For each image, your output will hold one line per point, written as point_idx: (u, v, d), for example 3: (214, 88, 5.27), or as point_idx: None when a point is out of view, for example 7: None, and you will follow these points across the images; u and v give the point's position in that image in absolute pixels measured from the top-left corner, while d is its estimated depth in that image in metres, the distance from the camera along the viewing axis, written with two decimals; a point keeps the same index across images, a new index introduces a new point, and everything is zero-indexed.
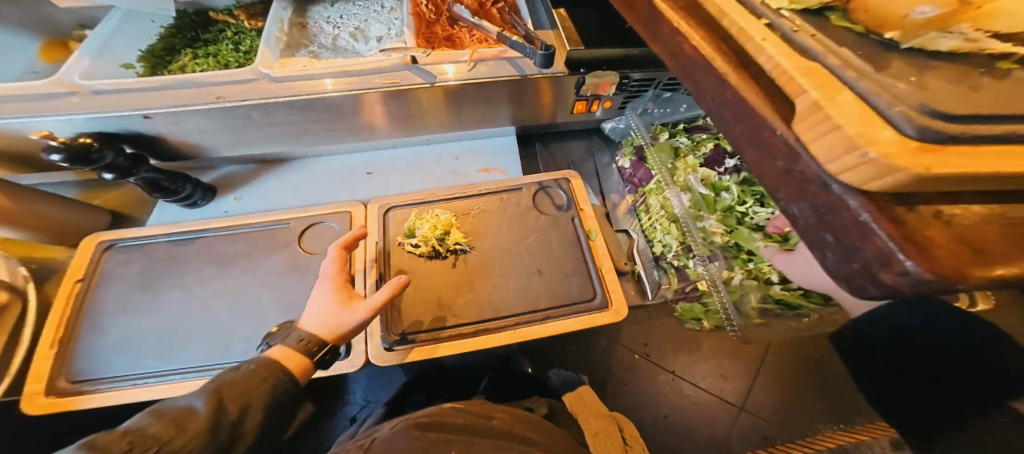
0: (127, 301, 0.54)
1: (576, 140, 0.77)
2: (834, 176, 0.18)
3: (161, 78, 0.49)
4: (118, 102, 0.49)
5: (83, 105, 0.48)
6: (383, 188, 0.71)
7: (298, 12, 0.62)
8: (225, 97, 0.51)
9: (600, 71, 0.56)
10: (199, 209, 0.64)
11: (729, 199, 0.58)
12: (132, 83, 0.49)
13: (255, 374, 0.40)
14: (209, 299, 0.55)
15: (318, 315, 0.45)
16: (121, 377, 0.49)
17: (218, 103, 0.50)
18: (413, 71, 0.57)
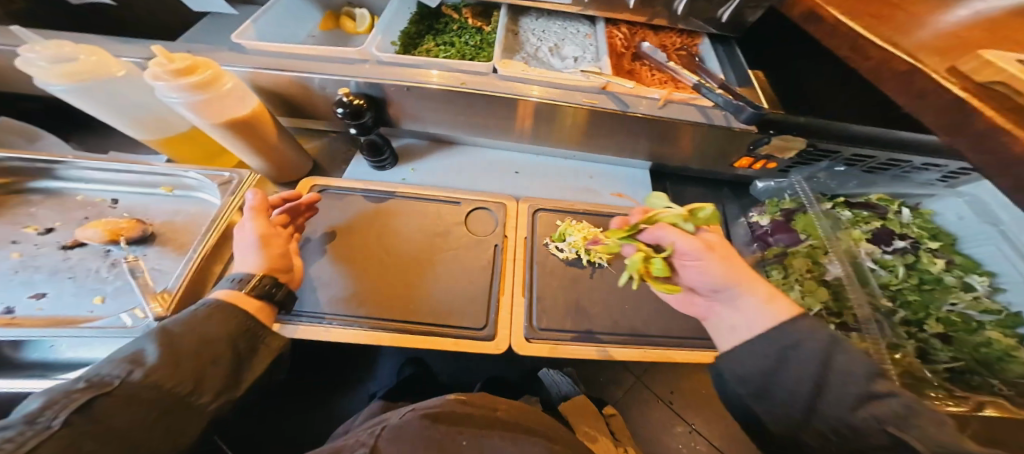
0: (322, 243, 0.61)
1: (699, 186, 0.79)
2: None
3: (416, 59, 0.59)
4: (395, 74, 0.59)
5: (372, 72, 0.59)
6: (530, 188, 0.77)
7: (511, 20, 0.69)
8: (470, 84, 0.59)
9: (791, 137, 0.54)
10: (385, 172, 0.73)
11: (893, 277, 0.57)
12: (409, 59, 0.60)
13: (209, 317, 0.40)
14: (387, 256, 0.62)
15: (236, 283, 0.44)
16: (315, 313, 0.54)
17: (466, 90, 0.58)
18: (611, 98, 0.58)
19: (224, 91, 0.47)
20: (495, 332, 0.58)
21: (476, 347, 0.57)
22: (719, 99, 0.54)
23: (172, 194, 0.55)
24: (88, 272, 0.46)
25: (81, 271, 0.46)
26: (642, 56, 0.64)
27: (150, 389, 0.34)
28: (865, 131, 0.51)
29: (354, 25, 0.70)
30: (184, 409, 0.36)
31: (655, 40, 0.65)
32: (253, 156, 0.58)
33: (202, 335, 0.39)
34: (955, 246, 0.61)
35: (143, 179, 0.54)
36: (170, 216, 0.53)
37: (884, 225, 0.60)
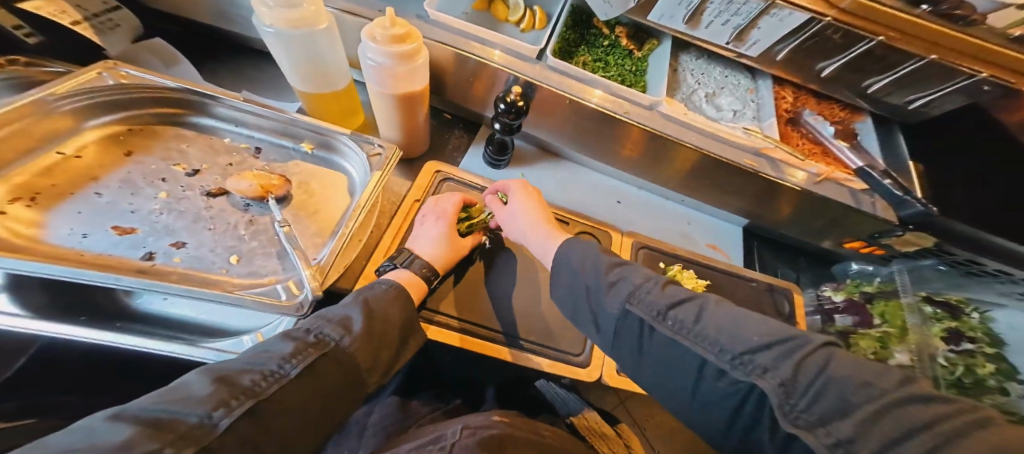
0: None
1: (782, 253, 0.81)
2: None
3: (591, 75, 0.59)
4: (564, 85, 0.59)
5: (544, 77, 0.59)
6: (628, 220, 0.78)
7: (672, 54, 0.66)
8: (629, 114, 0.60)
9: (925, 236, 0.56)
10: (498, 171, 0.70)
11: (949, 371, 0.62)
12: (575, 71, 0.59)
13: (395, 299, 0.39)
14: None
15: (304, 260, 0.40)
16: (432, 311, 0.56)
17: (626, 118, 0.59)
18: (768, 163, 0.60)
19: (419, 67, 0.44)
20: (587, 362, 0.61)
21: (572, 374, 0.60)
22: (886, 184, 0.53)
23: (311, 154, 0.51)
24: (228, 225, 0.44)
25: (220, 224, 0.44)
26: (802, 123, 0.62)
27: (345, 363, 0.32)
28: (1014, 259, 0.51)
29: (507, 14, 0.65)
30: (356, 386, 0.33)
31: (816, 108, 0.62)
32: (398, 129, 0.55)
33: (393, 319, 0.38)
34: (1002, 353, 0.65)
35: (288, 132, 0.51)
36: (307, 179, 0.50)
37: (954, 327, 0.66)
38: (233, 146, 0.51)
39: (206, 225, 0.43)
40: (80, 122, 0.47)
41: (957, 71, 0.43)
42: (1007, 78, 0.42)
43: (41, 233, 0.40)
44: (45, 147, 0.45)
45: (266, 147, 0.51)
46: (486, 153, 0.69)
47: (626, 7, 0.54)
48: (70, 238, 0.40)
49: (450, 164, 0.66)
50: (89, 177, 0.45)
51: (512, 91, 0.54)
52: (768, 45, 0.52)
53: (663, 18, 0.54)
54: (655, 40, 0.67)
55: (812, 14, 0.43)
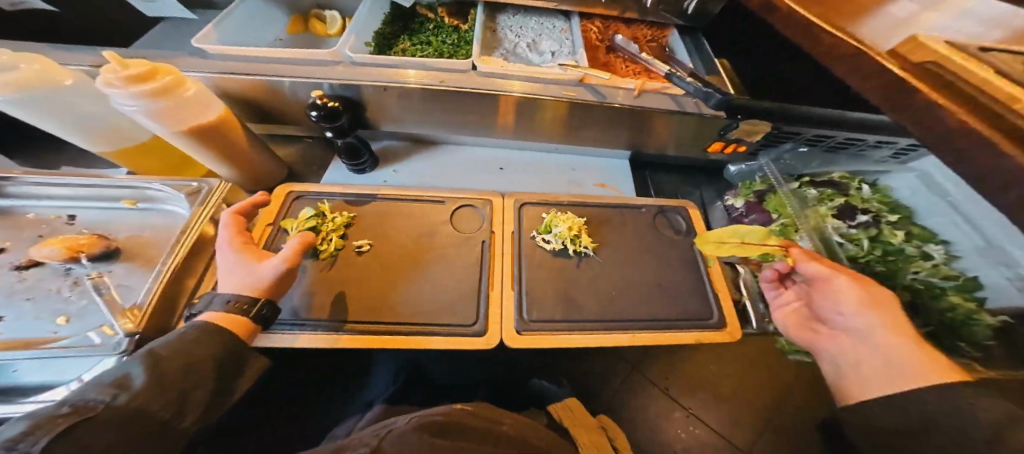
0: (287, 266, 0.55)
1: (679, 174, 0.82)
2: None
3: (399, 58, 0.59)
4: (369, 73, 0.58)
5: (346, 73, 0.57)
6: (513, 184, 0.77)
7: (489, 16, 0.71)
8: (446, 82, 0.60)
9: (755, 121, 0.58)
10: (364, 176, 0.70)
11: (858, 250, 0.58)
12: (382, 58, 0.59)
13: (194, 340, 0.39)
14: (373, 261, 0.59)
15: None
16: (303, 321, 0.54)
17: (441, 87, 0.59)
18: (588, 89, 0.63)
19: (182, 97, 0.44)
20: (485, 328, 0.58)
21: (469, 344, 0.57)
22: (690, 86, 0.57)
23: (136, 208, 0.53)
24: (51, 291, 0.45)
25: (40, 292, 0.45)
26: (617, 48, 0.68)
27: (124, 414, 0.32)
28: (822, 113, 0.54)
29: (323, 26, 0.67)
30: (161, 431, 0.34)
31: (627, 32, 0.69)
32: (218, 162, 0.55)
33: (189, 358, 0.38)
34: (914, 218, 0.62)
35: (103, 194, 0.52)
36: (137, 231, 0.52)
37: (846, 202, 0.63)
38: (41, 218, 0.51)
39: (23, 296, 0.44)
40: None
41: None
42: None
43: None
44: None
45: (82, 212, 0.52)
46: (344, 161, 0.67)
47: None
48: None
49: (307, 183, 0.66)
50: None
51: (314, 94, 0.52)
52: None
53: None
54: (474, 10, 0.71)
55: None
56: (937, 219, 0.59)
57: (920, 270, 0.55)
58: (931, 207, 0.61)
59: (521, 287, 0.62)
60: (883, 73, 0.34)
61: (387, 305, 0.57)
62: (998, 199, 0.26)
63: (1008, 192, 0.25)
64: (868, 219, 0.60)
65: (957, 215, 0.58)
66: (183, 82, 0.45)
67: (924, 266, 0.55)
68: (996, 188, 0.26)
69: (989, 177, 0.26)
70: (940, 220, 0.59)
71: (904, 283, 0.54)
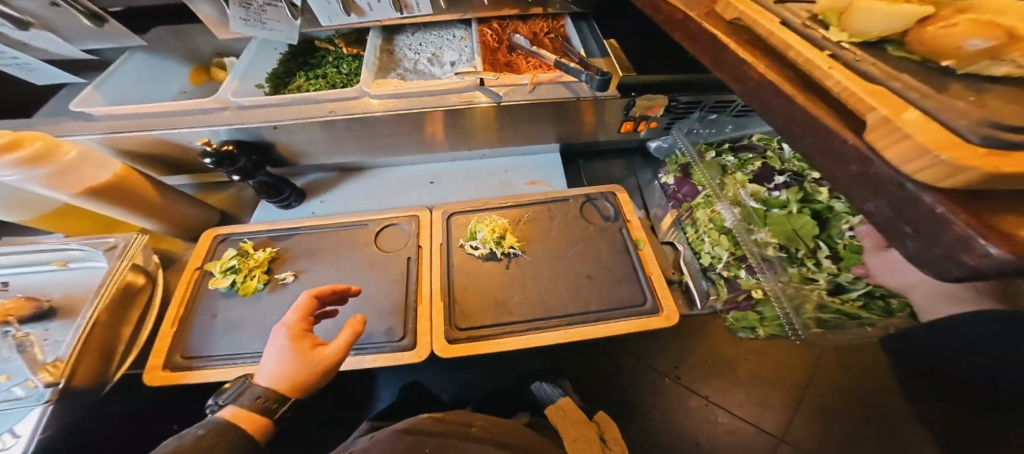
0: (215, 308, 0.57)
1: (613, 159, 0.79)
2: (908, 178, 0.20)
3: (288, 97, 0.60)
4: (267, 112, 0.60)
5: (245, 117, 0.60)
6: (444, 197, 0.78)
7: (387, 39, 0.73)
8: (336, 111, 0.61)
9: (651, 94, 0.59)
10: (292, 210, 0.71)
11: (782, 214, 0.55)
12: (267, 100, 0.60)
13: (207, 443, 0.35)
14: (295, 292, 0.59)
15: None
16: (229, 354, 0.53)
17: (330, 117, 0.61)
18: (485, 92, 0.63)
19: (63, 159, 0.47)
20: (415, 342, 0.58)
21: (399, 360, 0.57)
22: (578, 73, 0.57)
23: (65, 268, 0.56)
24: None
25: None
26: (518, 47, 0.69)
27: None
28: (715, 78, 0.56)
29: (223, 73, 0.70)
30: None
31: (525, 29, 0.70)
32: (132, 217, 0.58)
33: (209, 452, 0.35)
34: None
35: (32, 259, 0.55)
36: (68, 290, 0.54)
37: (765, 164, 0.60)
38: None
39: None
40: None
41: None
42: None
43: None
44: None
45: (13, 279, 0.55)
46: (268, 200, 0.69)
47: (293, 26, 0.61)
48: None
49: (233, 225, 0.67)
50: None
51: (202, 144, 0.54)
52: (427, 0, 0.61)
53: (333, 19, 0.61)
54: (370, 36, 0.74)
55: None
56: None
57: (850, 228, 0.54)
58: None
59: (449, 296, 0.62)
60: (704, 33, 0.34)
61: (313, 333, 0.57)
62: (805, 140, 0.26)
63: (810, 134, 0.25)
64: (788, 180, 0.58)
65: None
66: (59, 145, 0.48)
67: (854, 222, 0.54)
68: (805, 131, 0.26)
69: (805, 119, 0.25)
70: None
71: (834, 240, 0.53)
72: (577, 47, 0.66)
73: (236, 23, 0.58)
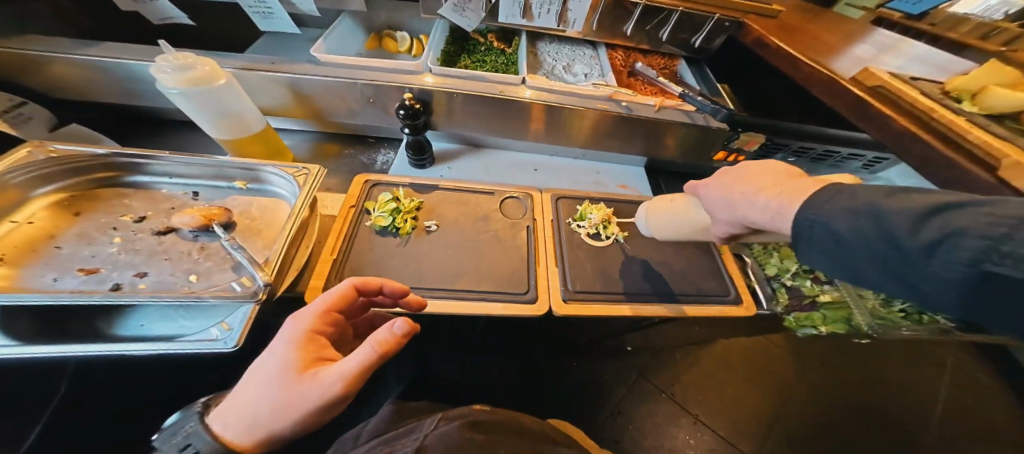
0: (387, 245, 0.68)
1: (685, 178, 0.95)
2: (997, 181, 0.34)
3: (469, 72, 0.75)
4: (450, 82, 0.75)
5: (436, 82, 0.74)
6: (548, 183, 0.89)
7: (531, 43, 0.88)
8: (505, 92, 0.76)
9: (753, 132, 0.74)
10: (424, 169, 0.83)
11: None
12: (454, 71, 0.75)
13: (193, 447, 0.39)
14: (451, 239, 0.71)
15: (278, 395, 0.39)
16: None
17: (502, 96, 0.75)
18: (619, 104, 0.77)
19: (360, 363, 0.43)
20: (536, 297, 0.67)
21: (522, 309, 0.65)
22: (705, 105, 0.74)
23: (246, 188, 0.66)
24: (183, 255, 0.56)
25: (174, 255, 0.56)
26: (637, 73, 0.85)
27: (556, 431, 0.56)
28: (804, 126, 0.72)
29: (393, 43, 0.89)
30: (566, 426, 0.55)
31: (646, 60, 0.87)
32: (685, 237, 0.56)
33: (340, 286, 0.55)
34: None
35: (221, 176, 0.65)
36: (248, 207, 0.64)
37: None
38: (171, 195, 0.64)
39: (163, 257, 0.55)
40: (26, 193, 0.56)
41: (707, 15, 0.74)
42: (733, 16, 0.74)
43: (19, 282, 0.48)
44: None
45: (202, 191, 0.65)
46: (409, 158, 0.81)
47: (479, 17, 0.79)
48: (42, 281, 0.49)
49: (378, 174, 0.79)
50: (50, 236, 0.54)
51: (405, 97, 0.69)
52: (584, 19, 0.78)
53: (508, 18, 0.79)
54: (517, 37, 0.91)
55: None
56: None
57: None
58: None
59: (562, 264, 0.72)
60: (852, 92, 0.51)
61: (456, 272, 0.67)
62: (936, 164, 0.40)
63: None
64: None
65: None
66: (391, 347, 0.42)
67: None
68: None
69: None
70: None
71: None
72: (690, 82, 0.83)
73: (447, 9, 0.77)
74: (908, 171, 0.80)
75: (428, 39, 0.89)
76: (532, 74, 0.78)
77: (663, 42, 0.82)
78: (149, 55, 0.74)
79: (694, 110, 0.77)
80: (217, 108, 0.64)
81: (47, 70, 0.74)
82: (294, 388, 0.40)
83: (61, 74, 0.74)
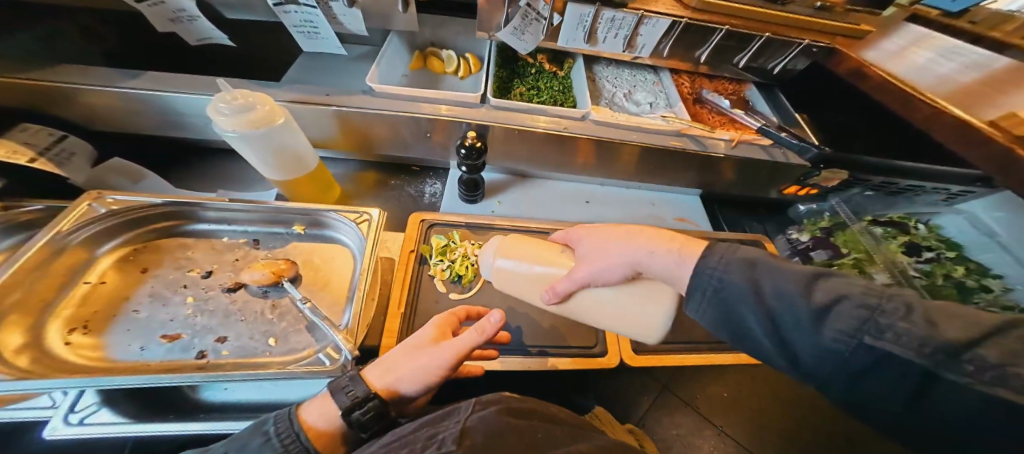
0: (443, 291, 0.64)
1: (741, 208, 0.91)
2: None
3: (531, 105, 0.70)
4: (508, 116, 0.70)
5: (496, 116, 0.70)
6: (601, 217, 0.85)
7: (586, 67, 0.83)
8: (569, 128, 0.71)
9: (837, 170, 0.70)
10: (476, 204, 0.79)
11: (932, 281, 0.70)
12: (513, 104, 0.70)
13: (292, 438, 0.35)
14: None
15: (404, 362, 0.40)
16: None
17: (566, 133, 0.70)
18: (691, 140, 0.72)
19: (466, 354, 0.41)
20: (606, 350, 0.64)
21: (593, 364, 0.62)
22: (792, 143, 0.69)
23: (304, 234, 0.63)
24: (256, 314, 0.54)
25: (249, 314, 0.54)
26: (704, 101, 0.80)
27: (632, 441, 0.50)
28: (896, 163, 0.66)
29: (441, 64, 0.78)
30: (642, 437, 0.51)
31: (712, 85, 0.82)
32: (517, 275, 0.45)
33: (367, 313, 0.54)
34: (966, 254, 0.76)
35: (279, 221, 0.62)
36: (310, 255, 0.61)
37: (910, 240, 0.76)
38: (233, 243, 0.61)
39: (238, 318, 0.53)
40: (91, 252, 0.54)
41: (795, 41, 0.68)
42: (822, 42, 0.68)
43: (109, 353, 0.47)
44: (69, 282, 0.51)
45: (262, 238, 0.62)
46: (461, 193, 0.77)
47: (537, 40, 0.72)
48: (130, 351, 0.48)
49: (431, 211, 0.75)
50: (124, 297, 0.52)
51: (467, 136, 0.63)
52: (653, 45, 0.72)
53: (569, 42, 0.74)
54: (570, 59, 0.85)
55: (673, 17, 0.65)
56: (988, 256, 0.74)
57: (981, 299, 0.67)
58: (985, 249, 0.75)
59: None
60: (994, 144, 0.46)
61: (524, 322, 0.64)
62: None
63: None
64: (932, 256, 0.73)
65: (1005, 254, 0.73)
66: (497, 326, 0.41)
67: (990, 296, 0.68)
68: None
69: None
70: (990, 257, 0.74)
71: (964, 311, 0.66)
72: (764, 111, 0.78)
73: (505, 31, 0.69)
74: (998, 202, 0.74)
75: (478, 61, 0.79)
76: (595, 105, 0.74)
77: (737, 68, 0.76)
78: (194, 87, 0.70)
79: (772, 145, 0.72)
80: (280, 142, 0.60)
81: (88, 103, 0.69)
82: (416, 355, 0.40)
83: (99, 108, 0.70)
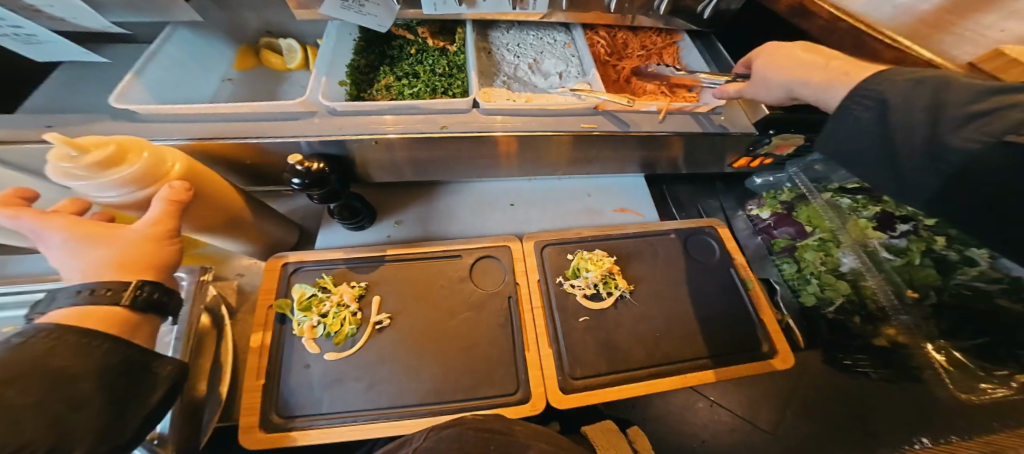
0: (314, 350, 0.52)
1: (693, 185, 0.78)
2: None
3: (393, 103, 0.52)
4: (359, 122, 0.53)
5: (340, 124, 0.52)
6: (527, 223, 0.71)
7: (480, 36, 0.66)
8: (450, 126, 0.54)
9: (789, 135, 0.58)
10: (365, 231, 0.65)
11: (906, 263, 0.58)
12: (364, 105, 0.52)
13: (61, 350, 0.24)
14: (404, 335, 0.55)
15: (75, 261, 0.29)
16: (338, 412, 0.48)
17: (446, 132, 0.54)
18: (609, 117, 0.57)
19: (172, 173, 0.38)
20: (529, 394, 0.53)
21: (509, 413, 0.51)
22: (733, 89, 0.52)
23: None
24: None
25: None
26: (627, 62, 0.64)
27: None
28: None
29: (276, 58, 0.64)
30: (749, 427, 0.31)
31: (636, 41, 0.66)
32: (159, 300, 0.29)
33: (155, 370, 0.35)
34: None
35: None
36: None
37: (883, 210, 0.62)
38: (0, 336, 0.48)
39: None
40: None
41: None
42: None
43: None
44: None
45: None
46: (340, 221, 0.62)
47: (392, 10, 0.54)
48: None
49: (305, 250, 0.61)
50: None
51: (294, 162, 0.45)
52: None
53: (439, 8, 0.56)
54: (459, 29, 0.67)
55: None
56: None
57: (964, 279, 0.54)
58: None
59: (558, 339, 0.57)
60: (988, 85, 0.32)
61: (423, 375, 0.52)
62: None
63: None
64: (909, 228, 0.60)
65: None
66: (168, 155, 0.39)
67: (975, 273, 0.54)
68: None
69: None
70: None
71: (946, 290, 0.55)
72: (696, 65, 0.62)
73: (331, 6, 0.51)
74: None
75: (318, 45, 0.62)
76: (485, 88, 0.58)
77: (662, 15, 0.60)
78: None
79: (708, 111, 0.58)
80: None
81: None
82: (86, 248, 0.29)
83: None
